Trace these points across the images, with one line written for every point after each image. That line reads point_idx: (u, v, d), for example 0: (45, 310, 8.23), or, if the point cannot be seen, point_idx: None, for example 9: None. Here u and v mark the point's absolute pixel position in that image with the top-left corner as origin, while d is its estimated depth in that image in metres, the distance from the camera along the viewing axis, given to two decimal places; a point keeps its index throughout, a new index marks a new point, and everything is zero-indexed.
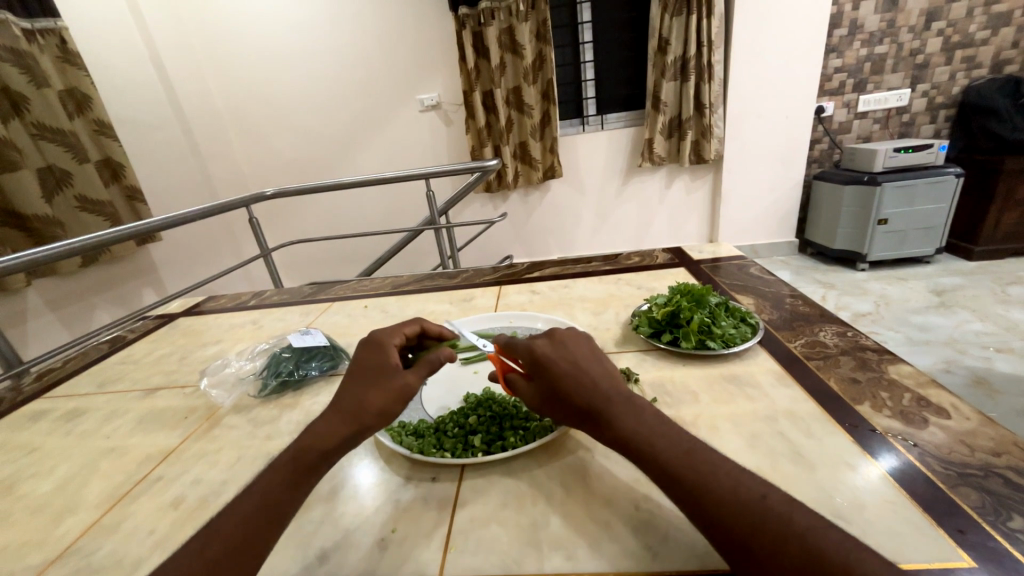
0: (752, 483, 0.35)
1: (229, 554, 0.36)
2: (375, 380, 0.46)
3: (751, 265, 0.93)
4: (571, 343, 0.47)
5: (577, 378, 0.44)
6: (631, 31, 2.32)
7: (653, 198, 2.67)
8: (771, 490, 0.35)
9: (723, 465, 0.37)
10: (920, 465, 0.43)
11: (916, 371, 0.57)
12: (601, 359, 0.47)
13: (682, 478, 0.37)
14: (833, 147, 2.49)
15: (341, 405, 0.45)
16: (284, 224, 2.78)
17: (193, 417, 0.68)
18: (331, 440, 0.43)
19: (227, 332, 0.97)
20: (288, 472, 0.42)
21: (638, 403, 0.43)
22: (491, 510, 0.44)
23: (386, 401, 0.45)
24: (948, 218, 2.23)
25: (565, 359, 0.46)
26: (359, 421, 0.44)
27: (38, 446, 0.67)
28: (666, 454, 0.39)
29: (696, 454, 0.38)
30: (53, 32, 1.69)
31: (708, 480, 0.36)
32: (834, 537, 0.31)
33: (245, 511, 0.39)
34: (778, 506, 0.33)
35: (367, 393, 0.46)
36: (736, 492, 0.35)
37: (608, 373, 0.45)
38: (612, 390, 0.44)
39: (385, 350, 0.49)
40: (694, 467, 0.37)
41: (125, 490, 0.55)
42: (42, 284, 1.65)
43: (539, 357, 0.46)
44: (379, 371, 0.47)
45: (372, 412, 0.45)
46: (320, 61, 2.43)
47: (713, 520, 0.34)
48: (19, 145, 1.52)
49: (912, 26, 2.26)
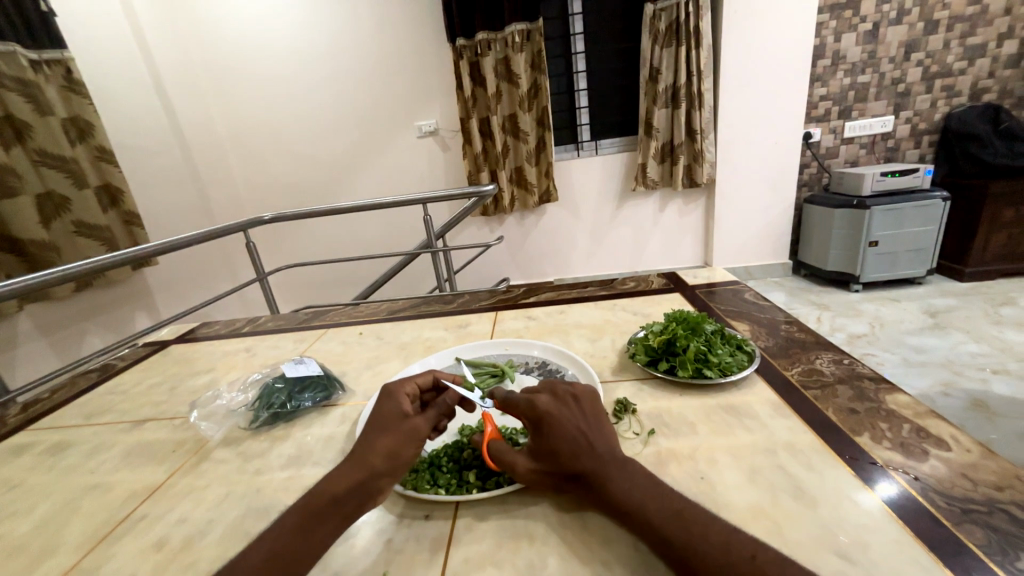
0: (742, 542, 0.36)
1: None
2: (385, 427, 0.48)
3: (746, 291, 0.94)
4: (572, 402, 0.48)
5: (573, 435, 0.45)
6: (623, 61, 2.40)
7: (648, 220, 2.71)
8: (761, 550, 0.35)
9: (714, 524, 0.38)
10: (922, 500, 0.43)
11: (913, 401, 0.56)
12: (600, 418, 0.48)
13: (674, 540, 0.37)
14: (821, 171, 2.55)
15: (354, 453, 0.47)
16: (281, 247, 2.79)
17: (181, 451, 0.66)
18: (343, 484, 0.44)
19: (219, 360, 0.95)
20: (298, 519, 0.42)
21: (627, 462, 0.44)
22: (487, 549, 0.43)
23: (393, 443, 0.47)
24: (938, 240, 2.27)
25: (566, 415, 0.47)
26: (368, 464, 0.45)
27: (19, 483, 0.65)
28: (656, 516, 0.39)
29: (688, 515, 0.39)
30: (59, 63, 1.74)
31: (700, 542, 0.36)
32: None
33: (253, 560, 0.39)
34: (770, 567, 0.34)
35: (375, 437, 0.47)
36: (727, 555, 0.35)
37: (603, 432, 0.47)
38: (602, 448, 0.45)
39: (393, 398, 0.51)
40: (687, 528, 0.37)
41: (107, 530, 0.53)
42: (33, 309, 1.63)
43: (541, 412, 0.47)
44: (390, 419, 0.49)
45: (380, 455, 0.46)
46: (320, 89, 2.50)
47: None
48: (20, 172, 1.53)
49: (892, 56, 2.36)
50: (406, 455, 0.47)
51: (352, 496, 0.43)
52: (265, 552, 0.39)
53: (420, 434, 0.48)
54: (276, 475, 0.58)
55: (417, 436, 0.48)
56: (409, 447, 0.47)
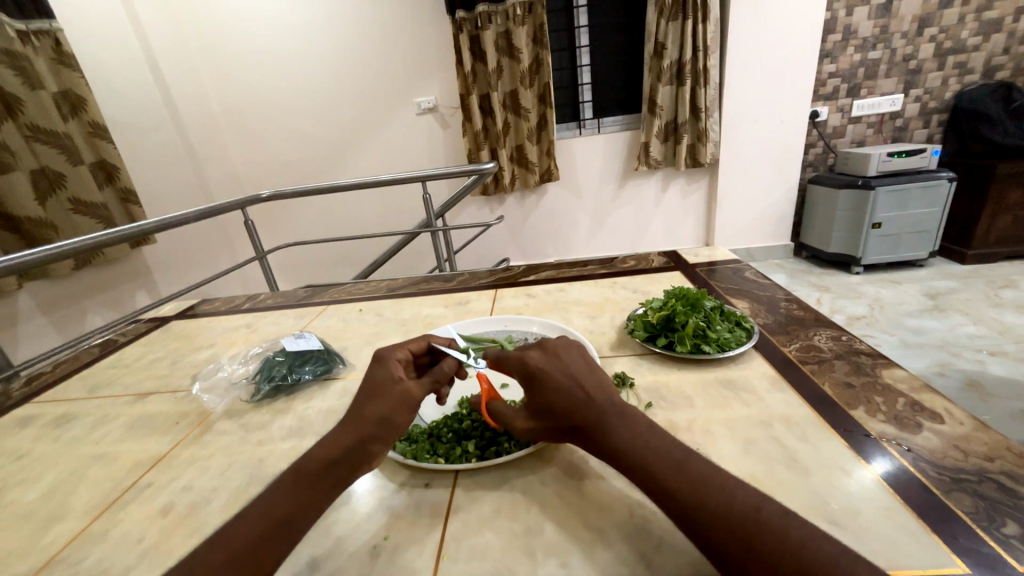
0: (746, 496, 0.36)
1: (234, 558, 0.37)
2: (376, 394, 0.48)
3: (746, 269, 0.93)
4: (563, 354, 0.49)
5: (568, 389, 0.45)
6: (627, 35, 2.33)
7: (650, 200, 2.67)
8: (764, 502, 0.35)
9: (716, 476, 0.38)
10: (913, 470, 0.43)
11: (909, 375, 0.57)
12: (593, 368, 0.48)
13: (675, 491, 0.37)
14: (827, 151, 2.51)
15: (346, 418, 0.47)
16: (280, 226, 2.77)
17: (184, 422, 0.67)
18: (336, 448, 0.44)
19: (220, 336, 0.96)
20: (294, 480, 0.42)
21: (628, 411, 0.45)
22: (485, 515, 0.44)
23: (387, 410, 0.46)
24: (942, 221, 2.25)
25: (557, 368, 0.47)
26: (359, 428, 0.45)
27: (26, 452, 0.66)
28: (657, 468, 0.39)
29: (689, 467, 0.39)
30: (48, 34, 1.69)
31: (703, 494, 0.36)
32: (830, 549, 0.32)
33: (248, 520, 0.39)
34: (771, 518, 0.34)
35: (366, 403, 0.47)
36: (730, 506, 0.35)
37: (597, 382, 0.46)
38: (599, 399, 0.45)
39: (387, 363, 0.51)
40: (688, 479, 0.38)
41: (114, 497, 0.54)
42: (33, 286, 1.63)
43: (531, 369, 0.47)
44: (381, 385, 0.48)
45: (371, 420, 0.46)
46: (316, 63, 2.43)
47: (706, 532, 0.35)
48: (12, 147, 1.51)
49: (905, 31, 2.29)
50: (399, 422, 0.47)
51: (345, 460, 0.43)
52: (262, 513, 0.40)
53: (412, 400, 0.48)
54: (279, 445, 0.59)
55: (408, 402, 0.48)
56: (404, 415, 0.47)
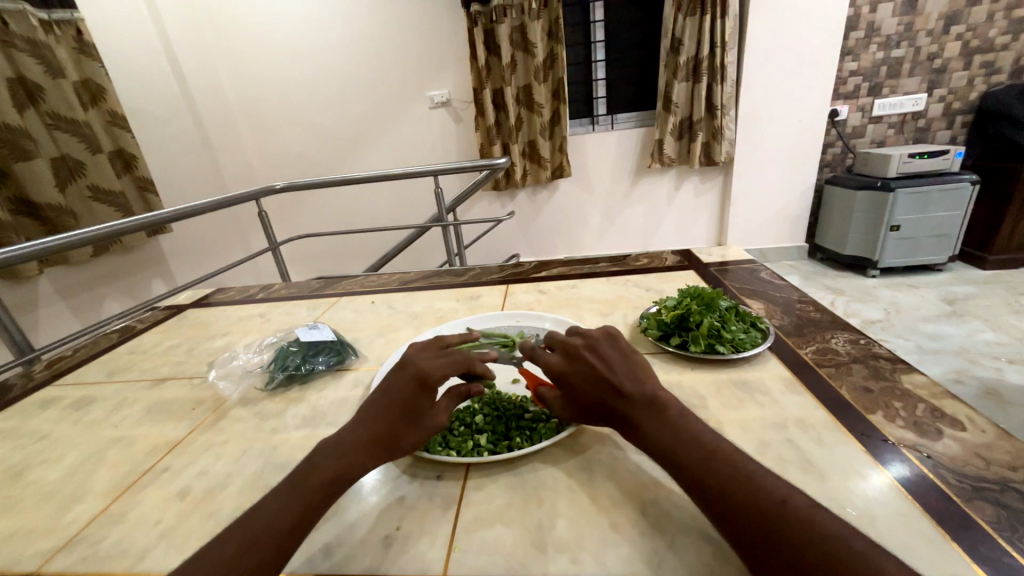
0: (775, 487, 0.36)
1: (260, 554, 0.37)
2: (412, 419, 0.48)
3: (762, 270, 0.92)
4: (587, 349, 0.49)
5: (594, 383, 0.47)
6: (643, 30, 2.30)
7: (663, 198, 2.65)
8: (794, 495, 0.35)
9: (745, 467, 0.38)
10: (933, 477, 0.42)
11: (929, 381, 0.56)
12: (621, 357, 0.48)
13: (703, 478, 0.38)
14: (846, 151, 2.46)
15: (377, 435, 0.46)
16: (293, 218, 2.80)
17: (201, 408, 0.68)
18: (362, 462, 0.45)
19: (235, 325, 0.97)
20: (315, 480, 0.42)
21: (661, 399, 0.45)
22: (497, 509, 0.44)
23: (420, 438, 0.47)
24: (963, 225, 2.20)
25: (580, 368, 0.48)
26: (390, 453, 0.46)
27: (47, 433, 0.68)
28: (687, 456, 0.40)
29: (719, 456, 0.39)
30: (70, 24, 1.71)
31: (732, 483, 0.37)
32: (858, 545, 0.31)
33: (275, 514, 0.40)
34: (799, 510, 0.34)
35: (402, 428, 0.47)
36: (757, 496, 0.35)
37: (625, 372, 0.47)
38: (630, 388, 0.45)
39: (424, 384, 0.49)
40: (716, 468, 0.38)
41: (132, 480, 0.55)
42: (53, 272, 1.66)
43: (555, 372, 0.50)
44: (417, 410, 0.48)
45: (405, 449, 0.47)
46: (331, 54, 2.44)
47: (731, 519, 0.35)
48: (34, 135, 1.54)
49: (930, 29, 2.23)
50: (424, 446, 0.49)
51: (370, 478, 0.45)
52: (282, 512, 0.40)
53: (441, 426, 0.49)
54: (292, 434, 0.59)
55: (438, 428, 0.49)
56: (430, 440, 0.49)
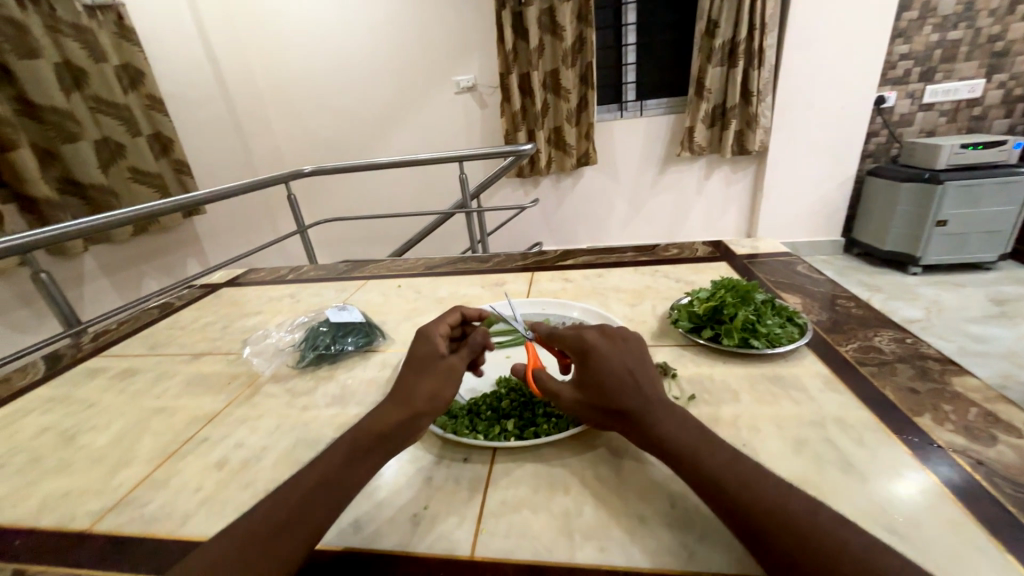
0: (800, 500, 0.35)
1: (295, 518, 0.38)
2: (423, 369, 0.49)
3: (798, 263, 0.89)
4: (625, 341, 0.47)
5: (619, 371, 0.44)
6: (677, 12, 2.21)
7: (691, 188, 2.57)
8: (821, 509, 0.34)
9: (768, 478, 0.37)
10: (985, 484, 0.40)
11: (983, 385, 0.53)
12: (647, 361, 0.47)
13: (722, 486, 0.37)
14: (891, 140, 2.32)
15: (396, 394, 0.48)
16: (319, 202, 2.85)
17: (236, 382, 0.71)
18: (390, 423, 0.45)
19: (266, 304, 1.00)
20: (349, 448, 0.43)
21: (674, 408, 0.44)
22: (524, 494, 0.44)
23: (434, 385, 0.48)
24: (1018, 222, 2.06)
25: (616, 352, 0.46)
26: (412, 405, 0.46)
27: (96, 401, 0.72)
28: (706, 462, 0.38)
29: (740, 464, 0.38)
30: (111, 9, 1.76)
31: (756, 492, 0.35)
32: (894, 564, 0.30)
33: (311, 482, 0.40)
34: (829, 525, 0.33)
35: (415, 380, 0.48)
36: (783, 507, 0.34)
37: (648, 375, 0.45)
38: (649, 390, 0.44)
39: (427, 341, 0.52)
40: (738, 476, 0.37)
41: (173, 448, 0.58)
42: (97, 250, 1.74)
43: (587, 344, 0.47)
44: (427, 362, 0.50)
45: (422, 397, 0.47)
46: (358, 38, 2.43)
47: (754, 530, 0.34)
48: (79, 117, 1.60)
49: (994, 9, 2.06)
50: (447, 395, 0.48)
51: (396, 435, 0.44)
52: (318, 479, 0.41)
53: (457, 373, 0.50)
54: (323, 411, 0.61)
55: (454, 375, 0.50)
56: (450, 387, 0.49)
